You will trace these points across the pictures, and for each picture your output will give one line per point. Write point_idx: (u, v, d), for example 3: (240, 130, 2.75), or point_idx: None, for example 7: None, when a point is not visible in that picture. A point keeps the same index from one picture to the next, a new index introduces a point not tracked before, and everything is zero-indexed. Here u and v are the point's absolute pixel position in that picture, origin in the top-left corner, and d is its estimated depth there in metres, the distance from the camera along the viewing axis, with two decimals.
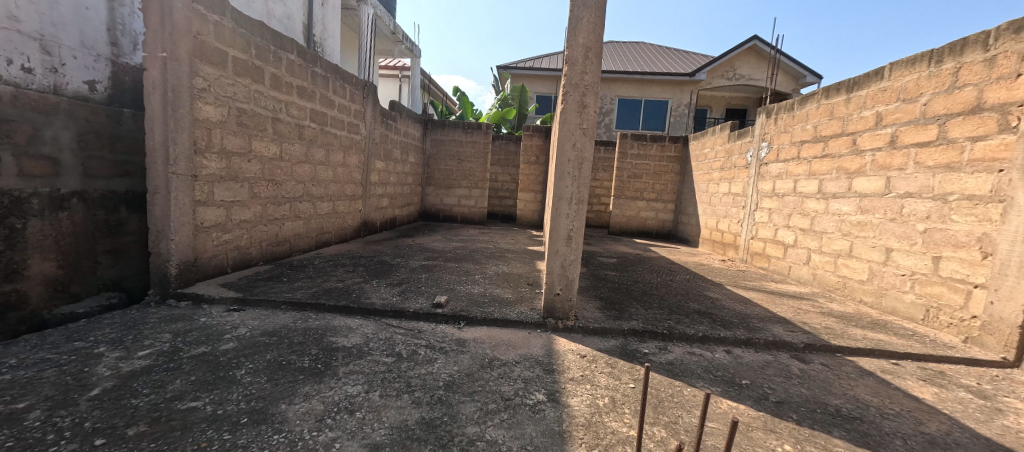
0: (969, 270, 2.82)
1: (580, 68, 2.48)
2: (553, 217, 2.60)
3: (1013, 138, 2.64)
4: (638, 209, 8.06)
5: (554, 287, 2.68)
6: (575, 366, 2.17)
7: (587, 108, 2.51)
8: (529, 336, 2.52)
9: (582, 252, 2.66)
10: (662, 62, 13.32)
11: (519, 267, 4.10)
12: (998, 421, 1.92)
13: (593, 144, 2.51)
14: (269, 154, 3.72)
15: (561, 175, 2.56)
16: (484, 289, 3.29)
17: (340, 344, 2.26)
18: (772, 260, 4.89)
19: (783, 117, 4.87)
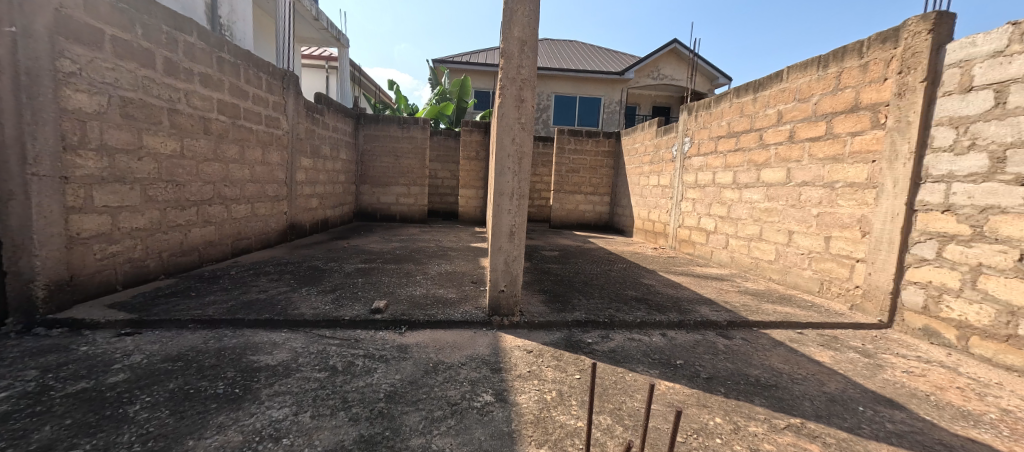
0: (851, 246, 3.21)
1: (517, 61, 2.42)
2: (495, 213, 2.53)
3: (879, 133, 3.03)
4: (577, 203, 8.29)
5: (499, 284, 2.62)
6: (522, 362, 2.12)
7: (524, 103, 2.46)
8: (475, 335, 2.43)
9: (525, 247, 2.62)
10: (593, 60, 13.82)
11: (462, 265, 3.99)
12: (880, 375, 2.19)
13: (532, 139, 2.48)
14: (167, 151, 3.23)
15: (501, 171, 2.50)
16: (427, 290, 3.14)
17: (262, 363, 2.01)
18: (696, 246, 5.28)
19: (701, 114, 5.24)
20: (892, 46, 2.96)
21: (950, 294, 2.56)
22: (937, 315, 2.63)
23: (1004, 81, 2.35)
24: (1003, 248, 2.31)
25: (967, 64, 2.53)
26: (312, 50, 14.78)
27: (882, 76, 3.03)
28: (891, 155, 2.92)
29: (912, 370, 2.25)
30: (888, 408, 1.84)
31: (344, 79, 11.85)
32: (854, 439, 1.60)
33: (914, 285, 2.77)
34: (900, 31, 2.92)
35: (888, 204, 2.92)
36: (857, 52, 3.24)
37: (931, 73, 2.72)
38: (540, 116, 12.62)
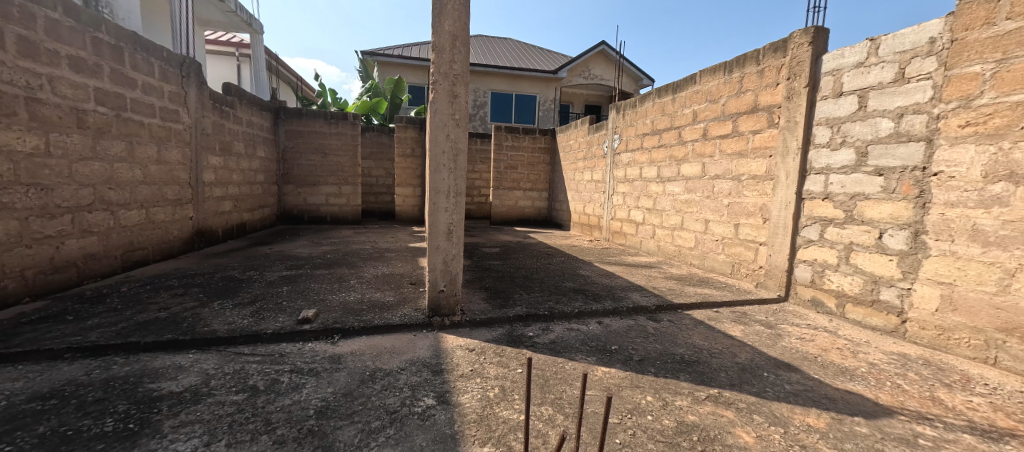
0: (755, 232, 3.62)
1: (449, 57, 2.40)
2: (431, 212, 2.50)
3: (774, 131, 3.45)
4: (516, 200, 8.41)
5: (438, 284, 2.61)
6: (464, 361, 2.14)
7: (458, 98, 2.46)
8: (415, 338, 2.40)
9: (464, 245, 2.62)
10: (527, 58, 14.05)
11: (400, 266, 3.89)
12: (780, 343, 2.51)
13: (466, 135, 2.48)
14: (25, 149, 2.80)
15: (436, 168, 2.48)
16: (361, 295, 3.03)
17: (165, 391, 1.82)
18: (628, 237, 5.63)
19: (628, 113, 5.57)
20: (782, 55, 3.37)
21: (830, 269, 2.99)
22: (822, 287, 3.06)
23: (866, 86, 2.77)
24: (868, 229, 2.74)
25: (838, 73, 2.95)
26: (219, 35, 13.43)
27: (775, 81, 3.43)
28: (784, 151, 3.34)
29: (805, 337, 2.60)
30: (787, 372, 2.12)
31: (260, 69, 10.94)
32: (761, 402, 1.82)
33: (804, 263, 3.20)
34: (788, 42, 3.33)
35: (783, 194, 3.34)
36: (754, 59, 3.64)
37: (812, 80, 3.14)
38: (475, 113, 12.61)
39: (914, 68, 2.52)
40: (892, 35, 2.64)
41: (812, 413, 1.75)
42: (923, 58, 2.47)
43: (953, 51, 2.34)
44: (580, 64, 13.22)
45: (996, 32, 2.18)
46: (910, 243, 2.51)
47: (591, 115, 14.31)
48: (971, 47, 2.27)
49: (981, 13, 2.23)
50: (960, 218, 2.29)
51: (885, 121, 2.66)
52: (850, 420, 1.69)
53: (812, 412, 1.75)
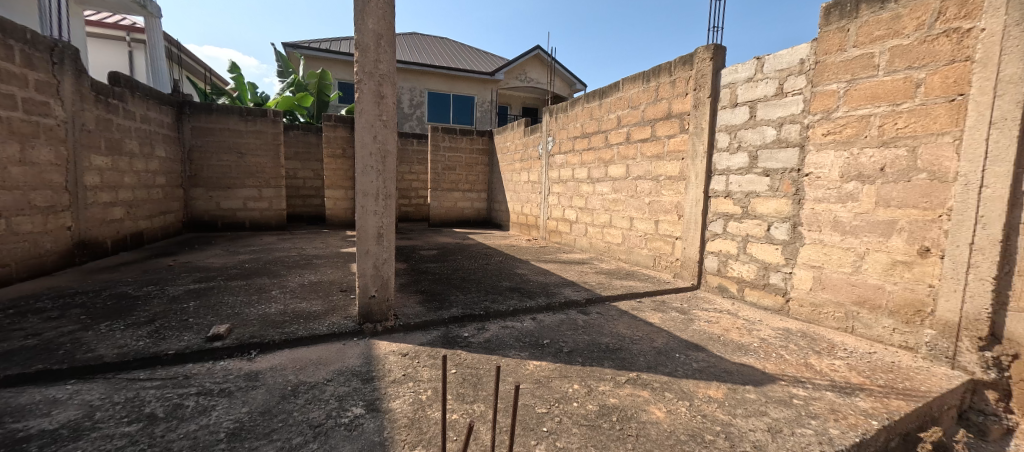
0: (672, 227, 3.97)
1: (374, 56, 2.35)
2: (360, 215, 2.44)
3: (685, 136, 3.81)
4: (455, 200, 8.37)
5: (369, 289, 2.55)
6: (397, 367, 2.13)
7: (385, 99, 2.42)
8: (344, 347, 2.33)
9: (396, 248, 2.59)
10: (463, 59, 14.01)
11: (330, 273, 3.73)
12: (691, 326, 2.79)
13: (395, 136, 2.46)
14: None
15: (364, 170, 2.42)
16: (285, 305, 2.86)
17: (35, 430, 1.60)
18: (563, 235, 5.86)
19: (560, 116, 5.79)
20: (689, 68, 3.73)
21: (732, 258, 3.37)
22: (726, 275, 3.44)
23: (757, 98, 3.16)
24: (759, 222, 3.13)
25: (734, 86, 3.35)
26: (104, 17, 11.82)
27: (685, 91, 3.79)
28: (693, 154, 3.69)
29: (712, 320, 2.92)
30: (696, 352, 2.38)
31: (157, 58, 9.77)
32: (673, 380, 2.03)
33: (712, 254, 3.57)
34: (695, 56, 3.69)
35: (693, 192, 3.70)
36: (667, 70, 3.98)
37: (713, 91, 3.51)
38: (410, 113, 12.30)
39: (792, 84, 2.92)
40: (774, 55, 3.05)
41: (713, 386, 1.98)
42: (795, 76, 2.89)
43: (818, 70, 2.75)
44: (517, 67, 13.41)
45: (846, 57, 2.61)
46: (791, 234, 2.92)
47: (528, 117, 14.61)
48: (831, 68, 2.68)
49: (835, 40, 2.66)
50: (825, 211, 2.71)
51: (770, 129, 3.07)
52: (743, 389, 1.94)
53: (713, 386, 1.98)
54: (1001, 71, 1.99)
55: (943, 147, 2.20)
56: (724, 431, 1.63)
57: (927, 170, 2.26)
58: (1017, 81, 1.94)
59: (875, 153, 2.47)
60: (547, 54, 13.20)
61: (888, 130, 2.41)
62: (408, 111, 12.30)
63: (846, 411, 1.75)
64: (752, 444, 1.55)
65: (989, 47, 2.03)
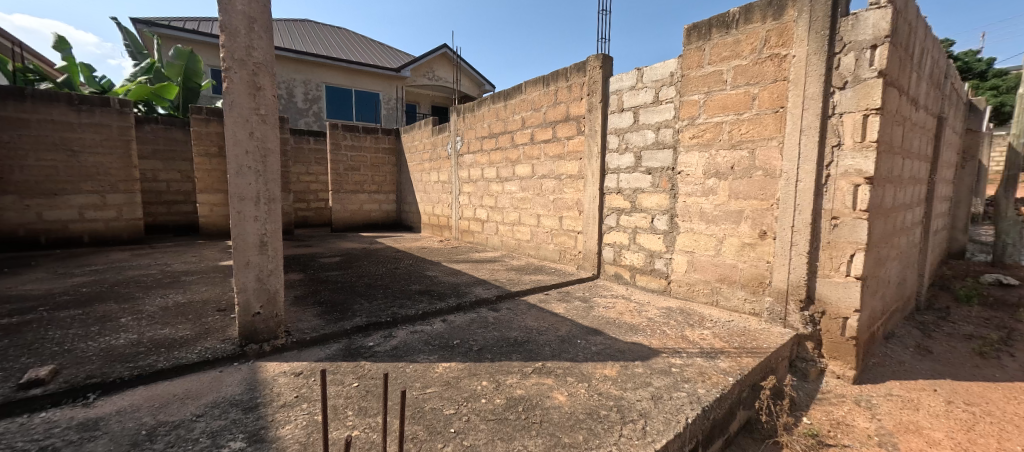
0: (574, 222, 4.26)
1: (245, 41, 1.96)
2: (235, 223, 2.02)
3: (582, 138, 4.10)
4: (361, 203, 7.99)
5: (253, 306, 2.20)
6: (288, 389, 1.91)
7: (262, 91, 2.03)
8: (220, 375, 2.03)
9: (283, 258, 2.23)
10: (366, 53, 13.33)
11: (205, 292, 3.31)
12: (591, 313, 3.05)
13: (277, 133, 2.08)
14: None
15: (239, 171, 2.00)
16: (138, 335, 2.42)
17: None
18: (475, 235, 5.94)
19: (468, 116, 5.83)
20: (583, 74, 4.02)
21: (625, 248, 3.73)
22: (620, 264, 3.80)
23: (639, 105, 3.53)
24: (645, 215, 3.52)
25: (620, 93, 3.71)
26: None
27: (580, 96, 4.08)
28: (590, 154, 3.99)
29: (609, 305, 3.22)
30: (594, 336, 2.61)
31: None
32: (574, 365, 2.21)
33: (609, 245, 3.91)
34: (587, 64, 3.99)
35: (591, 189, 4.00)
36: (564, 75, 4.23)
37: (604, 98, 3.83)
38: (305, 108, 11.36)
39: (665, 93, 3.33)
40: (650, 67, 3.44)
41: (608, 366, 2.19)
42: (668, 86, 3.30)
43: (684, 82, 3.17)
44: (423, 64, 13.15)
45: (703, 72, 3.05)
46: (669, 224, 3.34)
47: (437, 116, 14.48)
48: (694, 81, 3.11)
49: (695, 57, 3.09)
50: (693, 204, 3.15)
51: (649, 132, 3.46)
52: (633, 365, 2.19)
53: (609, 365, 2.20)
54: (807, 90, 2.51)
55: (772, 149, 2.69)
56: (616, 404, 1.83)
57: (762, 168, 2.74)
58: (817, 99, 2.47)
59: (727, 154, 2.93)
60: (454, 53, 13.14)
61: (736, 135, 2.88)
62: (304, 106, 11.34)
63: (710, 372, 2.08)
64: (639, 413, 1.76)
65: (799, 69, 2.55)
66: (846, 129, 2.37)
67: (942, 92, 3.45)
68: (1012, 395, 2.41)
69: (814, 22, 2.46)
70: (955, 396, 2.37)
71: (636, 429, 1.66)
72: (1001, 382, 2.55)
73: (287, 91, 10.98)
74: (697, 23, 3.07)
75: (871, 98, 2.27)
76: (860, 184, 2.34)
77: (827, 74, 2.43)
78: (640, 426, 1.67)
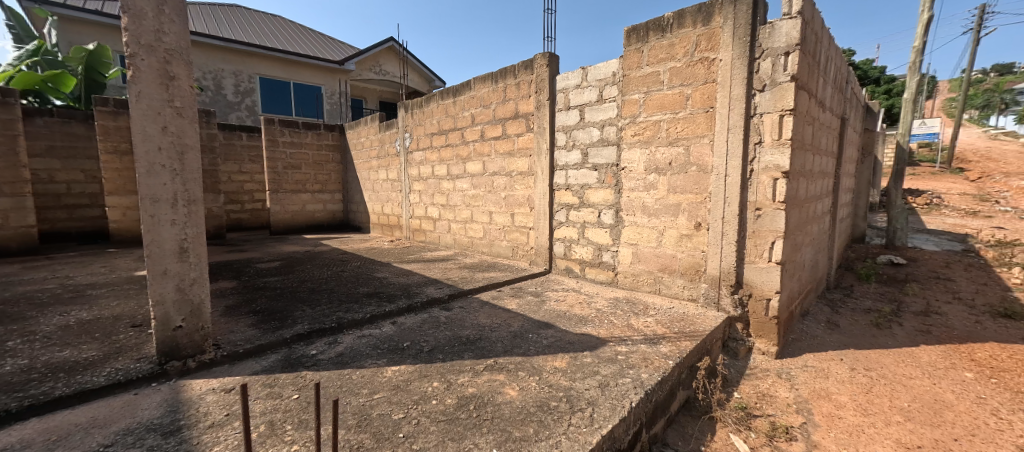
0: (526, 219, 4.29)
1: (153, 25, 1.79)
2: (149, 228, 1.83)
3: (531, 135, 4.14)
4: (303, 203, 7.60)
5: (173, 319, 2.00)
6: (216, 407, 1.78)
7: (177, 81, 1.86)
8: (135, 398, 1.85)
9: (208, 265, 2.06)
10: (306, 44, 12.64)
11: (118, 307, 2.99)
12: (543, 307, 3.10)
13: (197, 127, 1.91)
14: None
15: (151, 170, 1.81)
16: (32, 360, 2.14)
17: None
18: (427, 234, 5.84)
19: (416, 112, 5.70)
20: (531, 72, 4.06)
21: (574, 242, 3.82)
22: (571, 258, 3.88)
23: (584, 103, 3.62)
24: (592, 210, 3.62)
25: (566, 91, 3.77)
26: None
27: (528, 93, 4.10)
28: (539, 151, 4.03)
29: (560, 298, 3.29)
30: (546, 329, 2.65)
31: None
32: (525, 359, 2.24)
33: (559, 240, 3.98)
34: (534, 61, 4.02)
35: (541, 186, 4.05)
36: (512, 72, 4.24)
37: (551, 95, 3.88)
38: (237, 101, 10.58)
39: (608, 92, 3.44)
40: (594, 66, 3.54)
41: (558, 358, 2.24)
42: (610, 86, 3.41)
43: (625, 82, 3.29)
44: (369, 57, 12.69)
45: (643, 72, 3.18)
46: (614, 219, 3.46)
47: (385, 112, 14.03)
48: (634, 80, 3.23)
49: (634, 58, 3.22)
50: (636, 199, 3.29)
51: (594, 130, 3.56)
52: (582, 355, 2.26)
53: (559, 357, 2.26)
54: (733, 91, 2.70)
55: (705, 146, 2.87)
56: (566, 395, 1.87)
57: (696, 164, 2.92)
58: (741, 100, 2.67)
59: (665, 151, 3.08)
60: (401, 47, 12.78)
61: (672, 133, 3.03)
62: (234, 100, 10.55)
63: (652, 357, 2.19)
64: (586, 401, 1.82)
65: (725, 72, 2.73)
66: (766, 128, 2.59)
67: (845, 96, 3.87)
68: (901, 359, 2.75)
69: (738, 29, 2.65)
70: (856, 363, 2.67)
71: (584, 417, 1.71)
72: (895, 349, 2.90)
73: (215, 82, 10.15)
74: (636, 25, 3.19)
75: (786, 99, 2.49)
76: (778, 178, 2.57)
77: (748, 77, 2.63)
78: (588, 414, 1.73)
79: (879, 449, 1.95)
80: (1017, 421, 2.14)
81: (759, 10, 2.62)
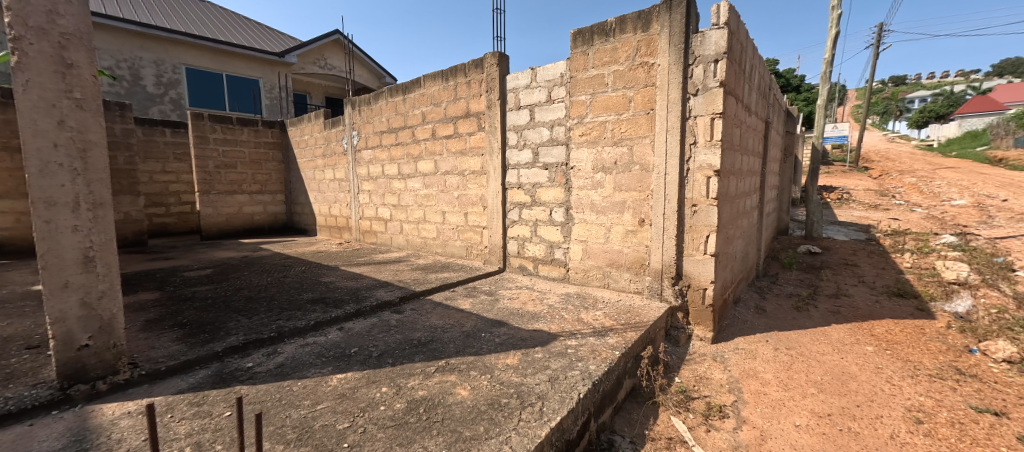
0: (479, 218, 4.27)
1: (44, 5, 1.60)
2: (44, 236, 1.63)
3: (482, 134, 4.11)
4: (240, 205, 7.11)
5: (79, 338, 1.80)
6: (133, 432, 1.63)
7: (75, 69, 1.68)
8: (32, 429, 1.64)
9: (119, 276, 1.87)
10: (240, 33, 11.82)
11: (12, 326, 2.65)
12: (496, 306, 3.10)
13: (102, 121, 1.74)
14: None
15: (46, 169, 1.63)
16: None
17: None
18: (378, 235, 5.67)
19: (364, 109, 5.50)
20: (481, 71, 4.03)
21: (527, 240, 3.86)
22: (524, 256, 3.92)
23: (534, 103, 3.67)
24: (544, 208, 3.67)
25: (516, 91, 3.79)
26: None
27: (478, 92, 4.07)
28: (490, 150, 4.02)
29: (513, 296, 3.32)
30: (498, 328, 2.66)
31: None
32: (477, 358, 2.24)
33: (513, 239, 4.00)
34: (484, 61, 4.00)
35: (493, 185, 4.05)
36: (462, 71, 4.20)
37: (501, 95, 3.88)
38: (159, 94, 9.70)
39: (556, 93, 3.51)
40: (543, 67, 3.58)
41: (510, 355, 2.26)
42: (558, 87, 3.48)
43: (573, 83, 3.36)
44: (313, 50, 12.09)
45: (589, 74, 3.27)
46: (564, 216, 3.54)
47: (331, 108, 13.44)
48: (581, 82, 3.31)
49: (581, 61, 3.30)
50: (585, 197, 3.38)
51: (544, 130, 3.61)
52: (533, 351, 2.29)
53: (510, 354, 2.27)
54: (670, 95, 2.84)
55: (646, 146, 3.00)
56: (517, 391, 1.89)
57: (639, 163, 3.05)
58: (677, 103, 2.82)
59: (611, 150, 3.18)
60: (347, 40, 12.28)
61: (617, 133, 3.14)
62: (156, 92, 9.66)
63: (600, 349, 2.26)
64: (537, 396, 1.85)
65: (662, 76, 2.88)
66: (699, 130, 2.76)
67: (768, 102, 4.21)
68: (818, 337, 3.03)
69: (673, 37, 2.80)
70: (779, 344, 2.91)
71: (534, 411, 1.74)
72: (815, 329, 3.19)
73: (131, 72, 9.24)
74: (582, 28, 3.27)
75: (716, 104, 2.67)
76: (710, 176, 2.74)
77: (683, 82, 2.79)
78: (538, 408, 1.75)
79: (798, 420, 2.14)
80: (906, 385, 2.42)
81: (692, 19, 2.78)
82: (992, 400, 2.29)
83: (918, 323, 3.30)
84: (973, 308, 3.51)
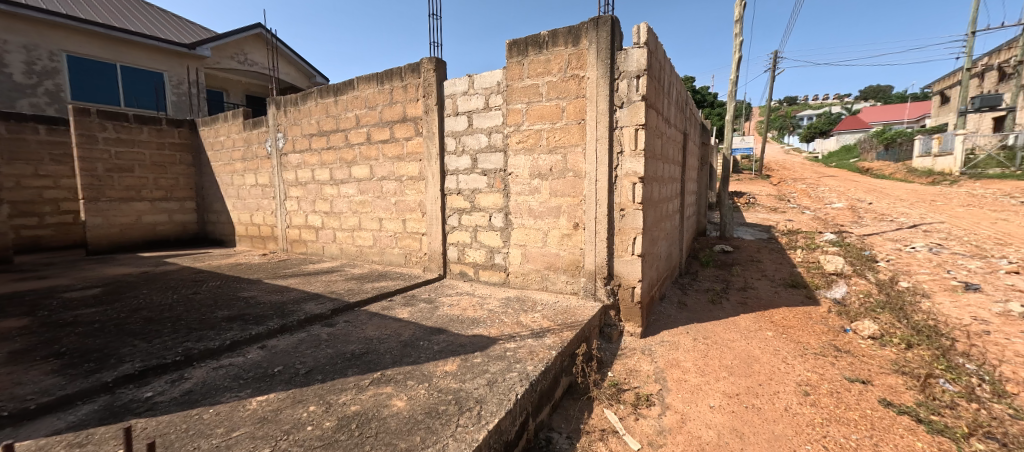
0: (418, 224, 4.20)
1: None
2: None
3: (420, 139, 4.05)
4: (138, 214, 6.32)
5: None
6: None
7: None
8: None
9: None
10: (140, 20, 10.52)
11: None
12: (437, 313, 3.07)
13: None
14: None
15: None
16: None
17: None
18: (308, 244, 5.34)
19: (290, 111, 5.17)
20: (418, 76, 3.98)
21: (467, 246, 3.87)
22: (465, 262, 3.92)
23: (471, 109, 3.70)
24: (483, 214, 3.71)
25: (454, 97, 3.80)
26: None
27: (415, 97, 4.02)
28: (428, 156, 3.98)
29: (453, 303, 3.30)
30: (438, 335, 2.64)
31: None
32: (415, 367, 2.21)
33: (453, 245, 3.99)
34: (420, 65, 3.95)
35: (432, 191, 4.00)
36: (398, 75, 4.12)
37: (439, 101, 3.86)
38: (29, 84, 8.33)
39: (493, 101, 3.57)
40: (480, 75, 3.63)
41: (449, 361, 2.26)
42: (495, 94, 3.55)
43: (509, 92, 3.45)
44: (230, 44, 11.12)
45: (524, 84, 3.37)
46: (503, 222, 3.60)
47: (251, 107, 12.41)
48: (517, 91, 3.40)
49: (516, 70, 3.39)
50: (523, 202, 3.46)
51: (482, 136, 3.66)
52: (472, 356, 2.31)
53: (449, 361, 2.27)
54: (598, 106, 3.03)
55: (579, 154, 3.16)
56: (454, 397, 1.90)
57: (572, 171, 3.20)
58: (604, 115, 3.01)
59: (546, 158, 3.31)
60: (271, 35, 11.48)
61: (552, 141, 3.28)
62: (25, 82, 8.28)
63: (538, 349, 2.34)
64: (475, 400, 1.87)
65: (592, 89, 3.06)
66: (625, 140, 2.98)
67: (686, 114, 4.62)
68: (729, 327, 3.38)
69: (600, 52, 2.99)
70: (698, 334, 3.20)
71: (472, 415, 1.76)
72: (728, 320, 3.55)
73: None
74: (517, 39, 3.36)
75: (638, 116, 2.90)
76: (636, 182, 2.97)
77: (610, 95, 3.00)
78: (475, 412, 1.78)
79: (712, 401, 2.38)
80: (797, 364, 2.79)
81: (616, 38, 3.00)
82: (860, 371, 2.71)
83: (807, 310, 3.81)
84: (847, 294, 4.13)
